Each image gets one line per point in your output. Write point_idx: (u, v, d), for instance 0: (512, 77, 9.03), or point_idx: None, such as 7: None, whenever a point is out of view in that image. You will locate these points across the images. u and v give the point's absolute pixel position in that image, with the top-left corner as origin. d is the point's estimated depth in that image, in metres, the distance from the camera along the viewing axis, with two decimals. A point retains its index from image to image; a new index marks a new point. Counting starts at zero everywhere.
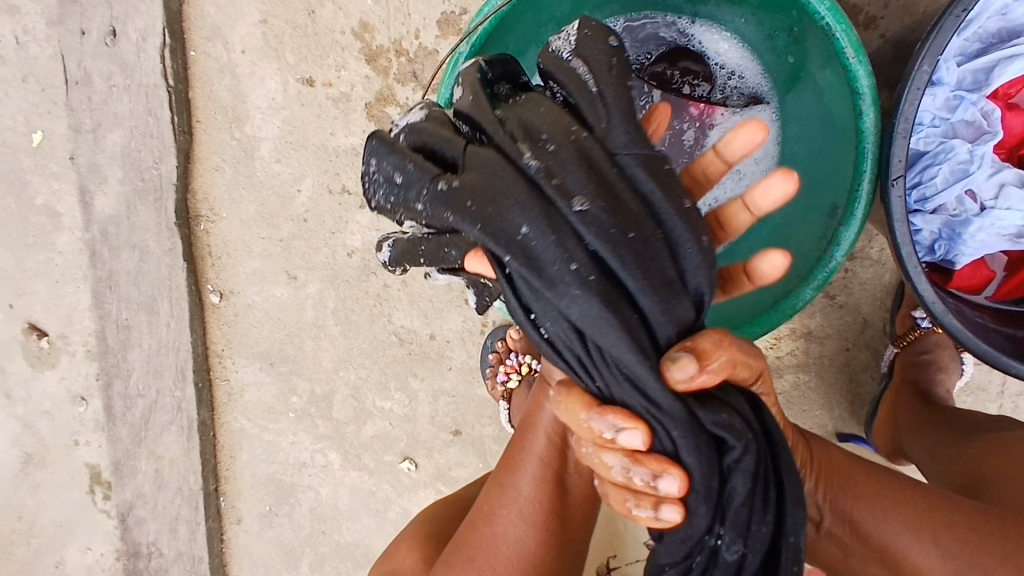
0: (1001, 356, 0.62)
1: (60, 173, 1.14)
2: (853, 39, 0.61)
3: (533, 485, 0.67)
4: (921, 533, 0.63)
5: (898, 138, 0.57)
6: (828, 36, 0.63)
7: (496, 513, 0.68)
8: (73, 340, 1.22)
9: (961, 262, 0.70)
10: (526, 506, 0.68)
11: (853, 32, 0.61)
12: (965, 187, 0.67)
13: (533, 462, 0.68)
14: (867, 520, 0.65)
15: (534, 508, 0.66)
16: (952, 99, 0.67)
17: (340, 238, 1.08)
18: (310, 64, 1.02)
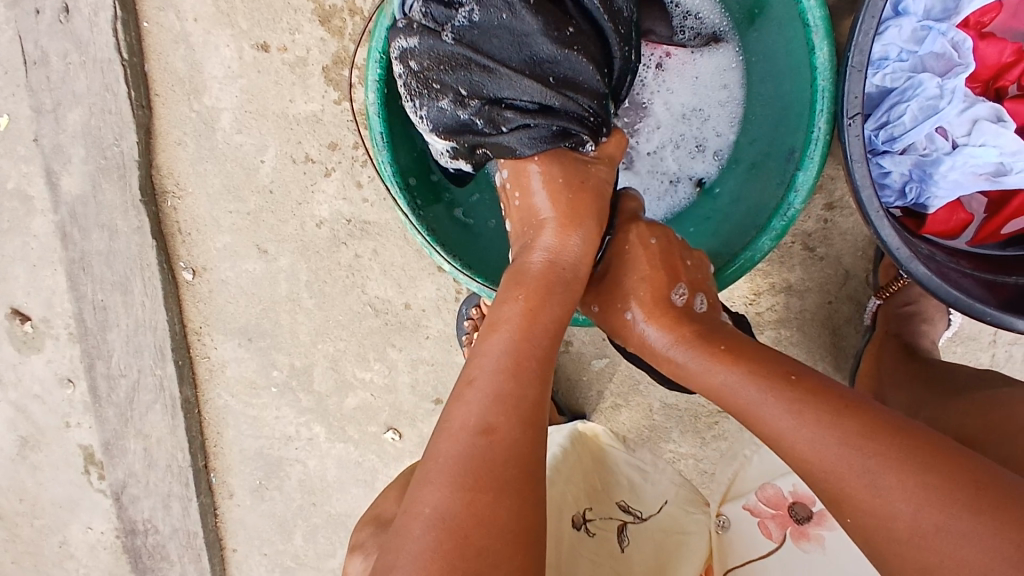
0: (976, 304, 0.60)
1: (27, 155, 1.12)
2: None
3: (507, 385, 0.55)
4: (839, 434, 0.49)
5: (853, 73, 0.53)
6: None
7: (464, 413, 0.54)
8: (55, 323, 1.22)
9: (935, 206, 0.67)
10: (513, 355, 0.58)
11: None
12: (935, 124, 0.63)
13: (521, 359, 0.57)
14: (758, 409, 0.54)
15: (517, 415, 0.54)
16: (919, 30, 0.62)
17: (307, 209, 1.05)
18: (264, 29, 0.99)
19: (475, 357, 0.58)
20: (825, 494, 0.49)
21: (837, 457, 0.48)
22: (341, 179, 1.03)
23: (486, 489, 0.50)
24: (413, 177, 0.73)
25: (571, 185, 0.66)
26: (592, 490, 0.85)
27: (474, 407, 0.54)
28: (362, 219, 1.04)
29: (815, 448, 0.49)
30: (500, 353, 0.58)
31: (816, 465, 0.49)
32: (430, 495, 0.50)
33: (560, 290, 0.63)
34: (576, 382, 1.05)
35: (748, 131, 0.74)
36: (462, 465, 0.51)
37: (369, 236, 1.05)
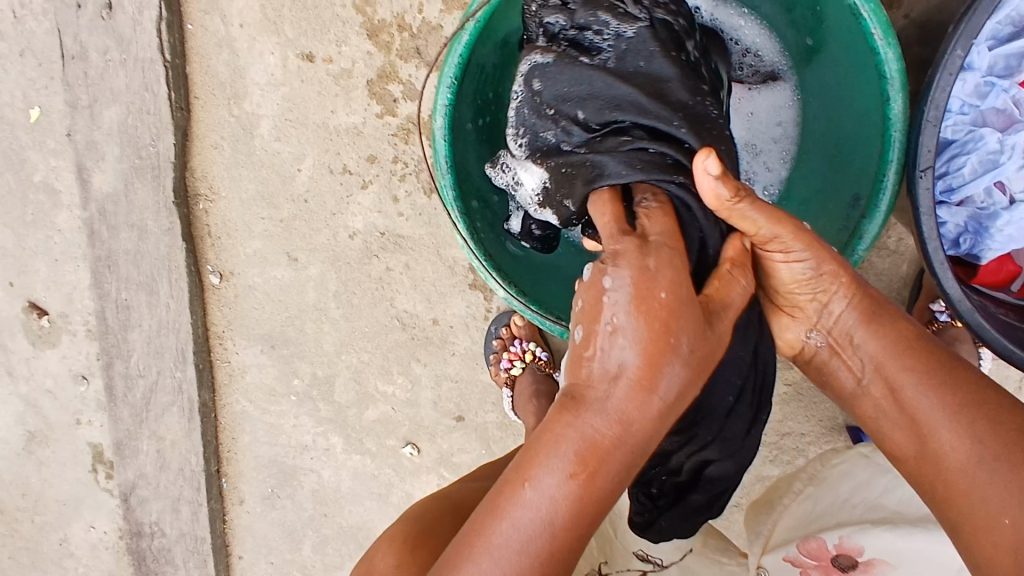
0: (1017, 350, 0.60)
1: (58, 150, 1.12)
2: (882, 20, 0.59)
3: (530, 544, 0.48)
4: (943, 392, 0.57)
5: (928, 127, 0.54)
6: (856, 16, 0.61)
7: None
8: (74, 320, 1.21)
9: (987, 257, 0.68)
10: (530, 542, 0.48)
11: (882, 11, 0.59)
12: (995, 178, 0.64)
13: (540, 550, 0.48)
14: (904, 381, 0.58)
15: (555, 560, 0.48)
16: (982, 85, 0.63)
17: (341, 220, 1.05)
18: (310, 39, 0.99)
19: (521, 473, 0.50)
20: (907, 424, 0.58)
21: (930, 405, 0.57)
22: (378, 193, 1.03)
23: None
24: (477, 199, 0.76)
25: (642, 303, 0.50)
26: (607, 541, 0.84)
27: None
28: (396, 233, 1.04)
29: (920, 394, 0.57)
30: (521, 529, 0.48)
31: (913, 409, 0.58)
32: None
33: (611, 466, 0.49)
34: None
35: (802, 171, 0.75)
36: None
37: (402, 250, 1.05)
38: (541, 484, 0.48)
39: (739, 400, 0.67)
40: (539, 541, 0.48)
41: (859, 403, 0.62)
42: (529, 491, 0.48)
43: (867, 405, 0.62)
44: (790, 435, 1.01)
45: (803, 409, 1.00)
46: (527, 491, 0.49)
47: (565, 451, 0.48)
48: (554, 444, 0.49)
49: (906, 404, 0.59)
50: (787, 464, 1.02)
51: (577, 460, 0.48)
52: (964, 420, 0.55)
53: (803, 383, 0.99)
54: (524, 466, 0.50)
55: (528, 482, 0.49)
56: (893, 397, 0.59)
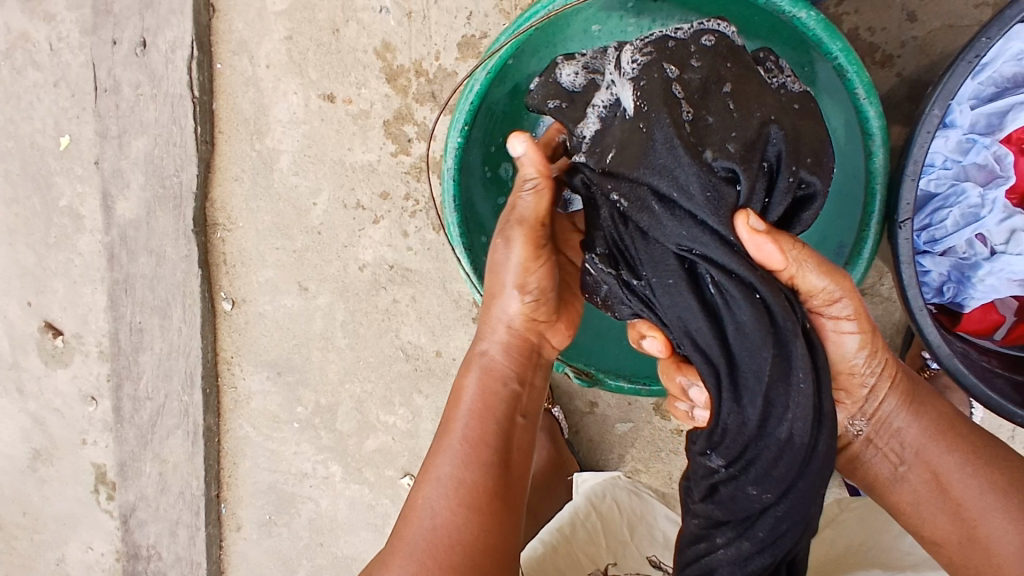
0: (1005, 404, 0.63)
1: (84, 176, 1.17)
2: (865, 81, 0.64)
3: (471, 446, 0.64)
4: (977, 469, 0.64)
5: (907, 181, 0.58)
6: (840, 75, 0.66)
7: (410, 538, 0.60)
8: (87, 340, 1.24)
9: (970, 305, 0.72)
10: (447, 487, 0.61)
11: (865, 73, 0.64)
12: (976, 230, 0.68)
13: (466, 468, 0.62)
14: (949, 464, 0.65)
15: (478, 457, 0.63)
16: (964, 142, 0.67)
17: (352, 252, 1.09)
18: (332, 81, 1.04)
19: (449, 412, 0.68)
20: (948, 505, 0.65)
21: (965, 478, 0.64)
22: (389, 228, 1.07)
23: (461, 517, 0.60)
24: (486, 237, 0.83)
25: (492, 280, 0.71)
26: (620, 544, 0.84)
27: (422, 521, 0.61)
28: (404, 266, 1.08)
29: (961, 473, 0.64)
30: (439, 486, 0.62)
31: (951, 485, 0.65)
32: (419, 524, 0.60)
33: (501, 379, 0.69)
34: (598, 444, 1.06)
35: None
36: (445, 510, 0.60)
37: (409, 283, 1.09)
38: (456, 427, 0.66)
39: (773, 488, 0.60)
40: (453, 478, 0.62)
41: (901, 489, 0.67)
42: (440, 459, 0.64)
43: (904, 491, 0.67)
44: None
45: None
46: (456, 420, 0.66)
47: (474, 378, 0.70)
48: (455, 405, 0.68)
49: (948, 487, 0.65)
50: None
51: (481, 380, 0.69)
52: (998, 490, 0.63)
53: None
54: (440, 436, 0.66)
55: (438, 455, 0.64)
56: (936, 481, 0.66)
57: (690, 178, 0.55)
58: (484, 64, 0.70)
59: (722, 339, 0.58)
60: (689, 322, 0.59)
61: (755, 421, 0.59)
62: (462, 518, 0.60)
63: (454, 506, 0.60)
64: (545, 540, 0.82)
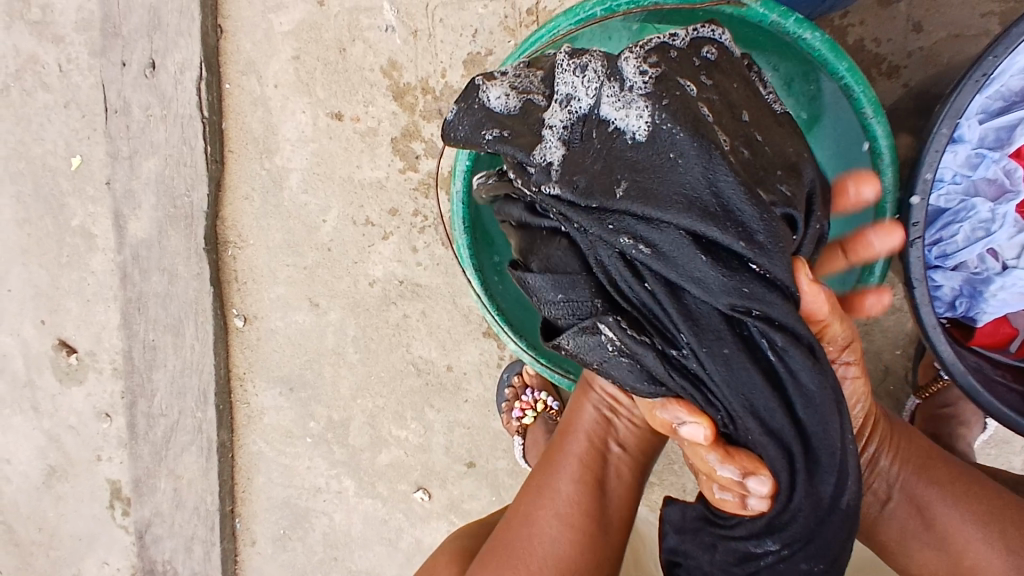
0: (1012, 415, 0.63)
1: (96, 197, 1.18)
2: (872, 100, 0.69)
3: (580, 478, 0.71)
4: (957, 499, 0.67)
5: (917, 203, 0.59)
6: (848, 95, 0.70)
7: (534, 537, 0.70)
8: (101, 358, 1.25)
9: (982, 320, 0.73)
10: (567, 519, 0.69)
11: (871, 93, 0.68)
12: (987, 244, 0.70)
13: (578, 504, 0.70)
14: (932, 496, 0.68)
15: (591, 497, 0.71)
16: (973, 157, 0.68)
17: (362, 268, 1.10)
18: (339, 99, 1.05)
19: (557, 457, 0.74)
20: (934, 536, 0.67)
21: (947, 508, 0.67)
22: (398, 243, 1.08)
23: (565, 547, 0.68)
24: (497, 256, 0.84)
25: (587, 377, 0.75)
26: None
27: (540, 540, 0.69)
28: (413, 282, 1.09)
29: (946, 504, 0.67)
30: (556, 515, 0.70)
31: (937, 517, 0.67)
32: (525, 550, 0.69)
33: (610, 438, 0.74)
34: None
35: None
36: (563, 540, 0.69)
37: (419, 298, 1.09)
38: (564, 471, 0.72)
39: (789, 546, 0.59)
40: (571, 512, 0.70)
41: (890, 524, 0.70)
42: (552, 494, 0.71)
43: (889, 526, 0.70)
44: None
45: None
46: (563, 463, 0.73)
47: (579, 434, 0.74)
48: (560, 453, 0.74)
49: (932, 519, 0.67)
50: None
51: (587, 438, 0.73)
52: (975, 519, 0.66)
53: None
54: (548, 470, 0.73)
55: (549, 488, 0.72)
56: (920, 514, 0.68)
57: (753, 219, 0.49)
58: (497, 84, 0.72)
59: (791, 417, 0.54)
60: (751, 397, 0.53)
61: (830, 498, 0.57)
62: (578, 549, 0.69)
63: (572, 536, 0.69)
64: None
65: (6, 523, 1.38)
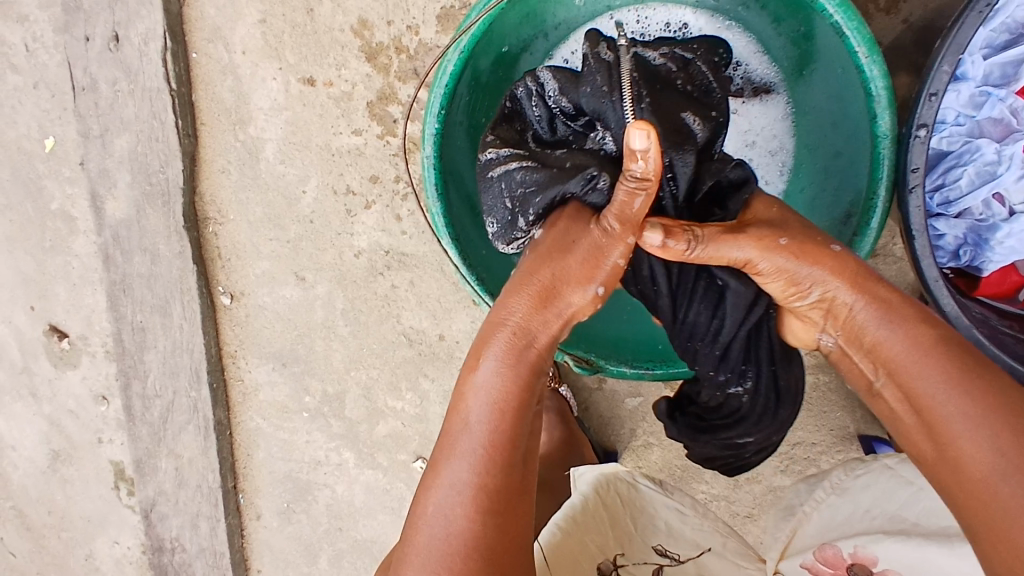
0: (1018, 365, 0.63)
1: (72, 178, 1.15)
2: (866, 37, 0.62)
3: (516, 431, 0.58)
4: (937, 359, 0.56)
5: (916, 144, 0.59)
6: (839, 33, 0.64)
7: (430, 499, 0.56)
8: (92, 341, 1.24)
9: (988, 269, 0.73)
10: (459, 493, 0.55)
11: (865, 28, 0.61)
12: (993, 188, 0.69)
13: (486, 446, 0.57)
14: (921, 380, 0.56)
15: (496, 449, 0.57)
16: (978, 95, 0.68)
17: (346, 239, 1.07)
18: (310, 63, 1.01)
19: (462, 399, 0.60)
20: (922, 426, 0.56)
21: (935, 377, 0.55)
22: (381, 212, 1.05)
23: (483, 528, 0.54)
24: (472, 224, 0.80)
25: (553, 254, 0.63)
26: (624, 534, 0.79)
27: (437, 496, 0.56)
28: (400, 251, 1.06)
29: (893, 340, 0.58)
30: (449, 489, 0.56)
31: (887, 352, 0.59)
32: (427, 540, 0.55)
33: (524, 365, 0.60)
34: (607, 420, 1.05)
35: (798, 181, 0.78)
36: (460, 516, 0.54)
37: (406, 267, 1.07)
38: (466, 425, 0.58)
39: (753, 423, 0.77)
40: (468, 483, 0.55)
41: (879, 403, 0.61)
42: (452, 460, 0.57)
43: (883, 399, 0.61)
44: (801, 444, 1.01)
45: (813, 418, 1.00)
46: (471, 409, 0.59)
47: (490, 360, 0.60)
48: (466, 393, 0.60)
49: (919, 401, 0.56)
50: (798, 474, 1.01)
51: (500, 365, 0.60)
52: (980, 414, 0.53)
53: (812, 392, 0.99)
54: (450, 426, 0.59)
55: (450, 454, 0.57)
56: (907, 398, 0.57)
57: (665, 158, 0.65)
58: (456, 42, 0.67)
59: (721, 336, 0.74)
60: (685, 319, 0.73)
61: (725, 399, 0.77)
62: (480, 526, 0.54)
63: (471, 511, 0.54)
64: (557, 525, 0.77)
65: (16, 507, 1.39)
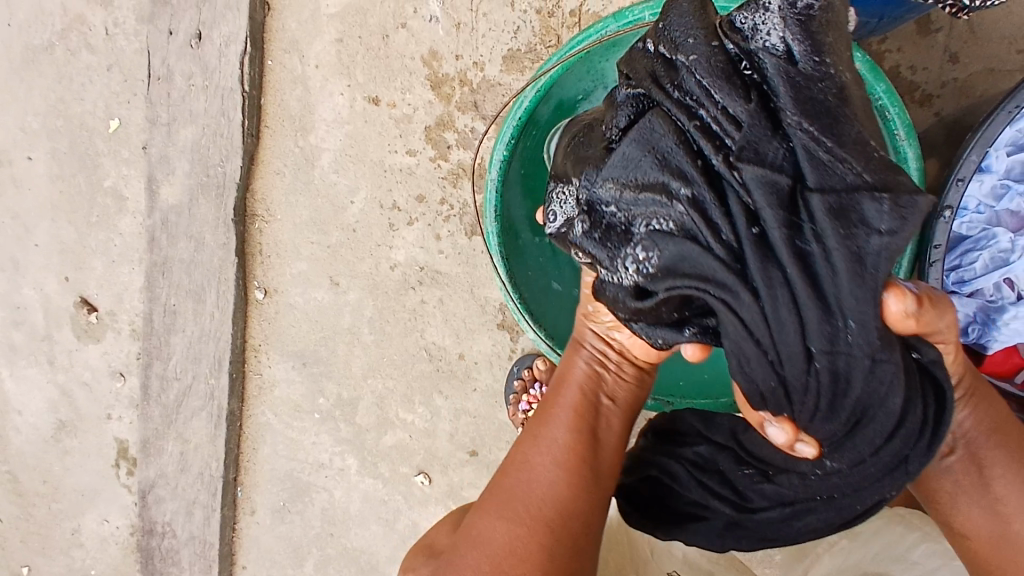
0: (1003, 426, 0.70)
1: (131, 160, 1.21)
2: (905, 122, 0.70)
3: (573, 421, 0.69)
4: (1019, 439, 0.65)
5: (941, 223, 0.68)
6: (882, 117, 0.71)
7: (530, 459, 0.68)
8: (120, 318, 1.28)
9: (994, 347, 0.80)
10: (555, 457, 0.67)
11: (906, 115, 0.70)
12: (1004, 273, 0.76)
13: (575, 427, 0.69)
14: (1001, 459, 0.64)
15: (580, 427, 0.69)
16: (998, 188, 0.74)
17: (385, 251, 1.12)
18: (378, 84, 1.08)
19: (561, 380, 0.74)
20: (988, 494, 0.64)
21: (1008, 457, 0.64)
22: (422, 230, 1.10)
23: (562, 491, 0.65)
24: (520, 247, 0.86)
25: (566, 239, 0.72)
26: (639, 558, 0.87)
27: (533, 458, 0.68)
28: (434, 269, 1.11)
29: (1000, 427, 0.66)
30: (547, 451, 0.68)
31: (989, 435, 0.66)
32: (516, 491, 0.67)
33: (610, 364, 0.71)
34: None
35: None
36: (550, 476, 0.66)
37: (438, 285, 1.11)
38: (562, 405, 0.71)
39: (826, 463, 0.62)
40: (561, 450, 0.67)
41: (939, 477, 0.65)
42: (549, 429, 0.69)
43: (944, 477, 0.65)
44: None
45: None
46: (566, 388, 0.72)
47: (584, 352, 0.73)
48: (565, 373, 0.74)
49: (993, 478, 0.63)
50: None
51: (590, 357, 0.72)
52: None
53: None
54: (550, 407, 0.71)
55: (545, 424, 0.70)
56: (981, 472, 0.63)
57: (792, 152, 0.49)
58: (534, 81, 0.76)
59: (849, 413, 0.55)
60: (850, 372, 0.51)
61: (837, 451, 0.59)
62: (560, 489, 0.65)
63: (557, 474, 0.66)
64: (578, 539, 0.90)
65: (12, 472, 1.41)
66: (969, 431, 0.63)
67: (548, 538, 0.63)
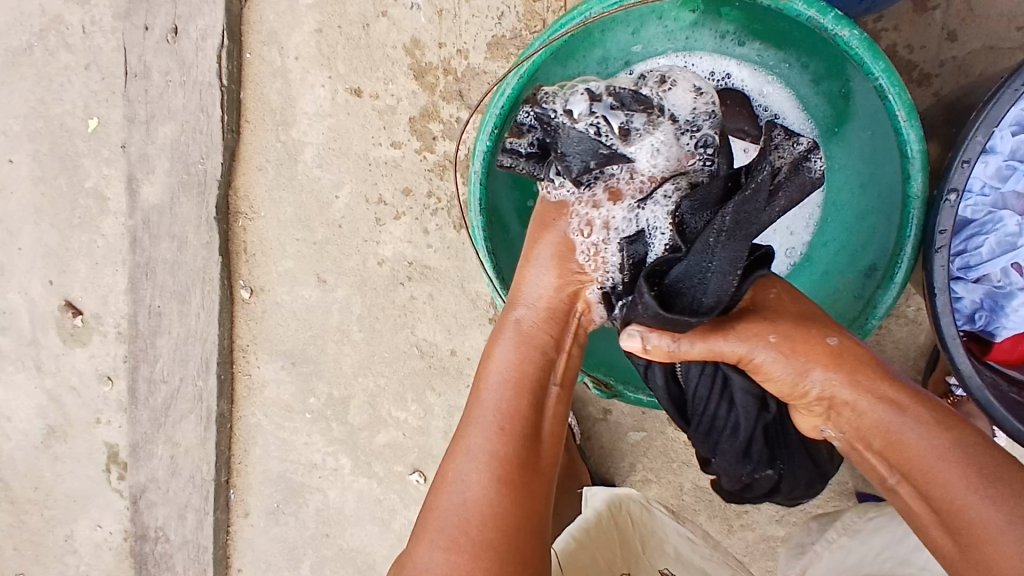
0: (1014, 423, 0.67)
1: (111, 159, 1.18)
2: (906, 102, 0.67)
3: (503, 423, 0.65)
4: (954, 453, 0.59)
5: (947, 207, 0.64)
6: (880, 97, 0.69)
7: (457, 472, 0.64)
8: (106, 321, 1.25)
9: (1002, 335, 0.77)
10: (481, 461, 0.63)
11: (907, 94, 0.67)
12: (1012, 258, 0.74)
13: (505, 427, 0.65)
14: (934, 473, 0.59)
15: (513, 420, 0.66)
16: (1003, 169, 0.73)
17: (372, 246, 1.10)
18: (359, 75, 1.05)
19: (481, 375, 0.70)
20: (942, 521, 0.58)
21: (955, 472, 0.58)
22: (410, 224, 1.08)
23: (494, 496, 0.62)
24: (508, 241, 0.84)
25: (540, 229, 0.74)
26: (631, 556, 0.83)
27: (460, 464, 0.64)
28: (423, 263, 1.08)
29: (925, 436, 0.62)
30: (473, 456, 0.64)
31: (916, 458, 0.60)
32: (445, 511, 0.62)
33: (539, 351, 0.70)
34: (609, 452, 1.06)
35: (825, 235, 0.83)
36: (477, 483, 0.62)
37: (427, 280, 1.09)
38: (486, 402, 0.67)
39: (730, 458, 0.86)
40: (491, 451, 0.64)
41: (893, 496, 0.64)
42: (475, 431, 0.65)
43: (899, 498, 0.63)
44: None
45: None
46: (489, 383, 0.68)
47: (506, 341, 0.70)
48: (486, 372, 0.70)
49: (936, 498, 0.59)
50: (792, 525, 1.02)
51: (515, 344, 0.70)
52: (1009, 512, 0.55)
53: None
54: (472, 407, 0.67)
55: (472, 426, 0.66)
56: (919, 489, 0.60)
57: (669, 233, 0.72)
58: (517, 67, 0.72)
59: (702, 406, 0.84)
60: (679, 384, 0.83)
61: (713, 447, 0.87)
62: (495, 495, 0.62)
63: (486, 479, 0.62)
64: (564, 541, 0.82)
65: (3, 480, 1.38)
66: (884, 444, 0.63)
67: (489, 551, 0.59)
